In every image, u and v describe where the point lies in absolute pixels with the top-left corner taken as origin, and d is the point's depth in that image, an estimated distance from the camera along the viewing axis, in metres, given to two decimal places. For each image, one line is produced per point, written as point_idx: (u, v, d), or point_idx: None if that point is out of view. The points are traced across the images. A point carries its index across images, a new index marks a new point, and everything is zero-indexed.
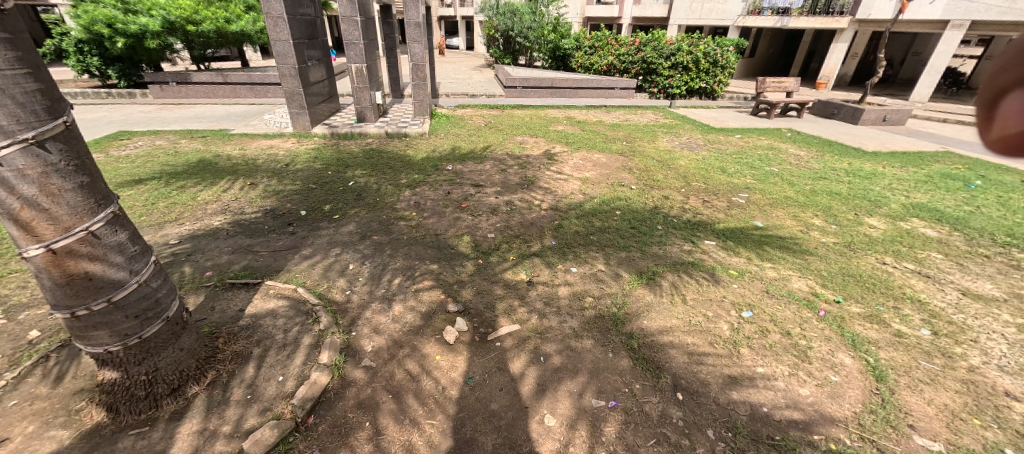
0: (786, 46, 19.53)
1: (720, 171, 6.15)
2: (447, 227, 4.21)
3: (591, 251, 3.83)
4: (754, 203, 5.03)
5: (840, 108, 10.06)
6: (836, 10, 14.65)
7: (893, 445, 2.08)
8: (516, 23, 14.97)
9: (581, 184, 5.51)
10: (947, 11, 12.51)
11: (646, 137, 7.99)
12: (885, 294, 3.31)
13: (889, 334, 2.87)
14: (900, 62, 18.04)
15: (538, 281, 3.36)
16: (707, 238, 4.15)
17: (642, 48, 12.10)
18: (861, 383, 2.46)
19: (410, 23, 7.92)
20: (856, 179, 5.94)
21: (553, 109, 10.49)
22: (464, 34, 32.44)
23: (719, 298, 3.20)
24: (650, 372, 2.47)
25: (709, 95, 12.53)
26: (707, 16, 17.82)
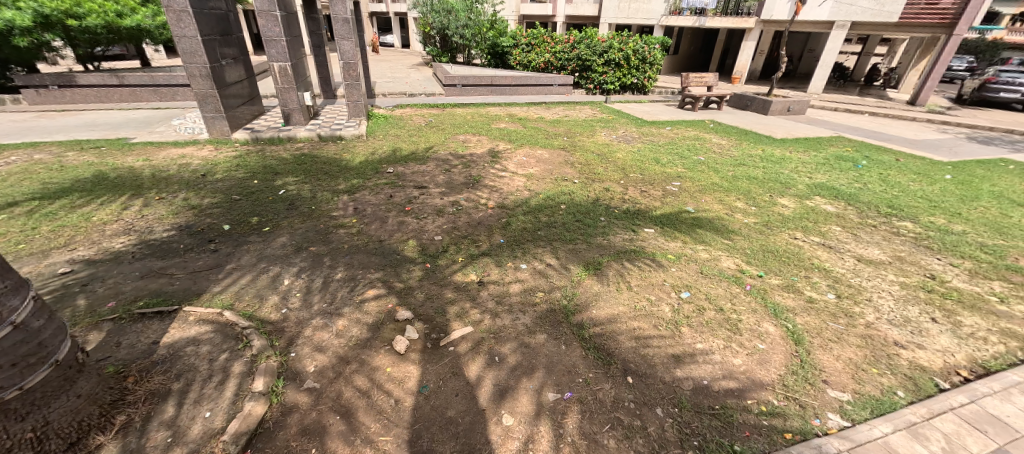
0: (705, 44, 21.19)
1: (654, 162, 6.52)
2: (391, 232, 4.04)
3: (539, 246, 3.88)
4: (685, 190, 5.40)
5: (752, 100, 11.12)
6: (745, 11, 16.13)
7: (812, 400, 2.34)
8: (451, 21, 14.79)
9: (526, 181, 5.56)
10: (833, 13, 14.31)
11: (585, 132, 8.26)
12: (798, 265, 3.72)
13: (803, 301, 3.22)
14: (798, 58, 20.32)
15: (489, 281, 3.34)
16: (647, 226, 4.38)
17: (577, 45, 12.50)
18: (783, 347, 2.73)
19: (337, 19, 7.46)
20: (768, 164, 6.59)
21: (495, 106, 10.50)
22: (399, 31, 31.46)
23: (660, 282, 3.40)
24: (602, 360, 2.56)
25: (640, 90, 13.23)
26: (634, 16, 18.80)
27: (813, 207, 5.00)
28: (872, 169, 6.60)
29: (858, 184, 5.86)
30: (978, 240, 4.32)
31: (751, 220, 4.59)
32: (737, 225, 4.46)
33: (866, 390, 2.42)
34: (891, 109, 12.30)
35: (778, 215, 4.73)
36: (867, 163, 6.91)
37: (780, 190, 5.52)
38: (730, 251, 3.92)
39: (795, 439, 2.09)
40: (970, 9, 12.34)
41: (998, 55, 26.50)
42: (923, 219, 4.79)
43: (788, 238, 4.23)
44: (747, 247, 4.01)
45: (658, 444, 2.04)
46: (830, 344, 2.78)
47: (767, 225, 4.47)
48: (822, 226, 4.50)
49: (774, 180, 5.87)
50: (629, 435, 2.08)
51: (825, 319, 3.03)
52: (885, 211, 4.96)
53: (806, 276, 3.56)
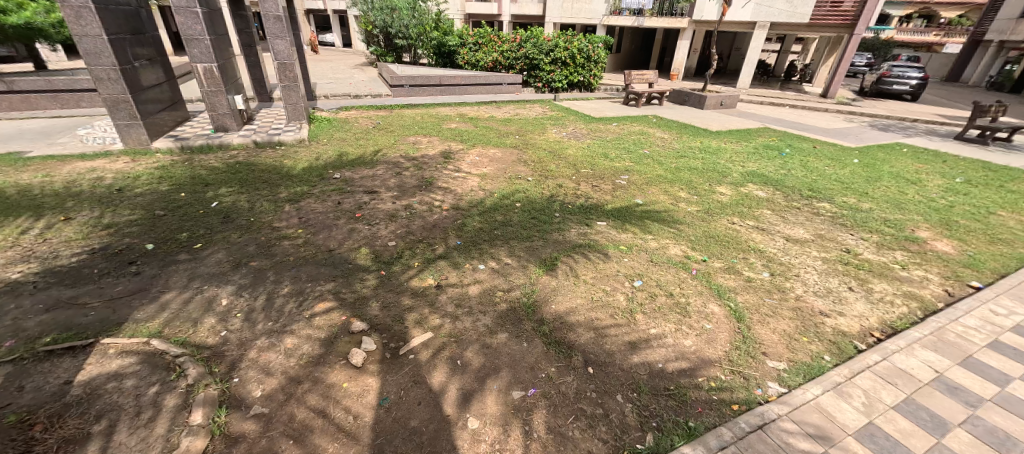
0: (644, 43, 22.24)
1: (603, 157, 6.74)
2: (341, 241, 3.85)
3: (496, 245, 3.88)
4: (633, 183, 5.64)
5: (689, 96, 11.83)
6: (678, 12, 17.11)
7: (754, 372, 2.53)
8: (395, 20, 14.36)
9: (480, 180, 5.54)
10: (754, 14, 15.50)
11: (536, 130, 8.37)
12: (736, 248, 4.01)
13: (742, 281, 3.48)
14: (727, 56, 21.92)
15: (448, 284, 3.29)
16: (600, 220, 4.52)
17: (523, 44, 12.64)
18: (726, 326, 2.93)
19: (268, 16, 6.98)
20: (707, 155, 7.05)
21: (445, 106, 10.35)
22: (339, 30, 30.08)
23: (614, 273, 3.52)
24: (563, 353, 2.61)
25: (587, 88, 13.62)
26: (577, 15, 19.33)
27: (747, 194, 5.41)
28: (795, 156, 7.27)
29: (784, 170, 6.43)
30: (883, 216, 4.89)
31: (693, 208, 4.89)
32: (681, 214, 4.72)
33: (798, 358, 2.67)
34: (807, 102, 13.62)
35: (717, 202, 5.07)
36: (790, 151, 7.60)
37: (718, 179, 5.91)
38: (677, 239, 4.15)
39: (741, 410, 2.26)
40: (866, 10, 13.93)
41: (889, 52, 30.31)
42: (839, 199, 5.35)
43: (727, 223, 4.55)
44: (691, 233, 4.27)
45: (620, 429, 2.12)
46: (767, 318, 3.04)
47: (708, 213, 4.77)
48: (755, 211, 4.89)
49: (712, 170, 6.29)
50: (593, 424, 2.14)
51: (761, 295, 3.30)
52: (807, 194, 5.48)
53: (744, 258, 3.85)
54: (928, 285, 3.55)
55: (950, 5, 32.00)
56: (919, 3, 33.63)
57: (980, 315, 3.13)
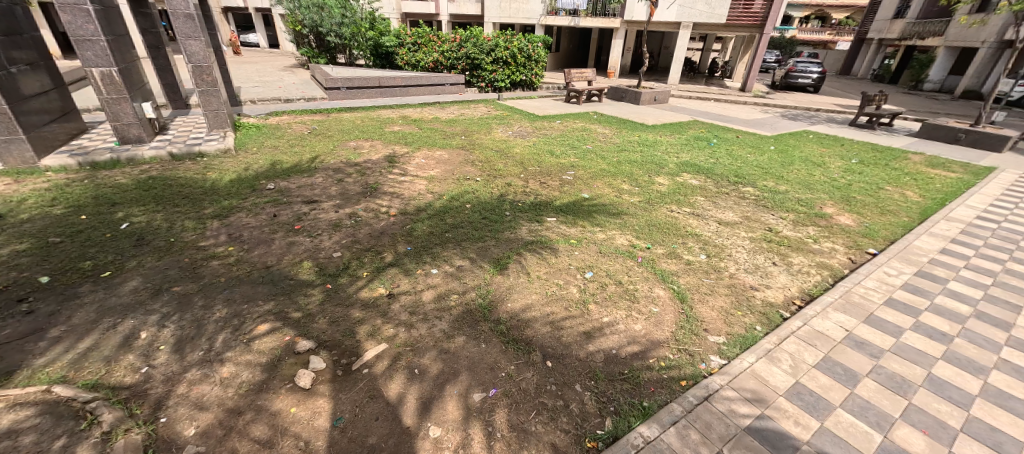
0: (581, 42, 23.00)
1: (549, 154, 6.89)
2: (279, 256, 3.59)
3: (448, 248, 3.83)
4: (579, 178, 5.82)
5: (626, 92, 12.44)
6: (611, 12, 17.88)
7: (698, 347, 2.73)
8: (325, 19, 13.61)
9: (427, 183, 5.42)
10: (679, 15, 16.59)
11: (482, 130, 8.35)
12: (676, 234, 4.28)
13: (682, 264, 3.73)
14: (657, 54, 23.32)
15: (400, 292, 3.19)
16: (550, 216, 4.61)
17: (464, 44, 12.56)
18: (671, 307, 3.13)
19: (177, 14, 6.29)
20: (645, 148, 7.46)
21: (386, 109, 10.01)
22: (263, 30, 28.00)
23: (566, 266, 3.61)
24: (521, 350, 2.63)
25: (529, 87, 13.82)
26: (515, 15, 19.56)
27: (682, 183, 5.80)
28: (721, 146, 7.91)
29: (713, 159, 6.97)
30: (797, 196, 5.47)
31: (635, 199, 5.15)
32: (625, 205, 4.95)
33: (735, 330, 2.91)
34: (729, 96, 14.84)
35: (657, 192, 5.39)
36: (717, 141, 8.25)
37: (656, 170, 6.27)
38: (622, 229, 4.34)
39: (689, 385, 2.42)
40: (772, 11, 15.58)
41: (793, 50, 33.89)
42: (760, 183, 5.89)
43: (666, 211, 4.84)
44: (635, 223, 4.49)
45: (580, 418, 2.18)
46: (706, 297, 3.28)
47: (649, 203, 5.05)
48: (690, 198, 5.25)
49: (650, 161, 6.66)
50: (554, 416, 2.18)
51: (700, 276, 3.56)
52: (734, 180, 5.98)
53: (683, 242, 4.12)
54: (835, 255, 4.02)
55: (839, 7, 36.53)
56: (815, 5, 37.96)
57: (877, 277, 3.61)
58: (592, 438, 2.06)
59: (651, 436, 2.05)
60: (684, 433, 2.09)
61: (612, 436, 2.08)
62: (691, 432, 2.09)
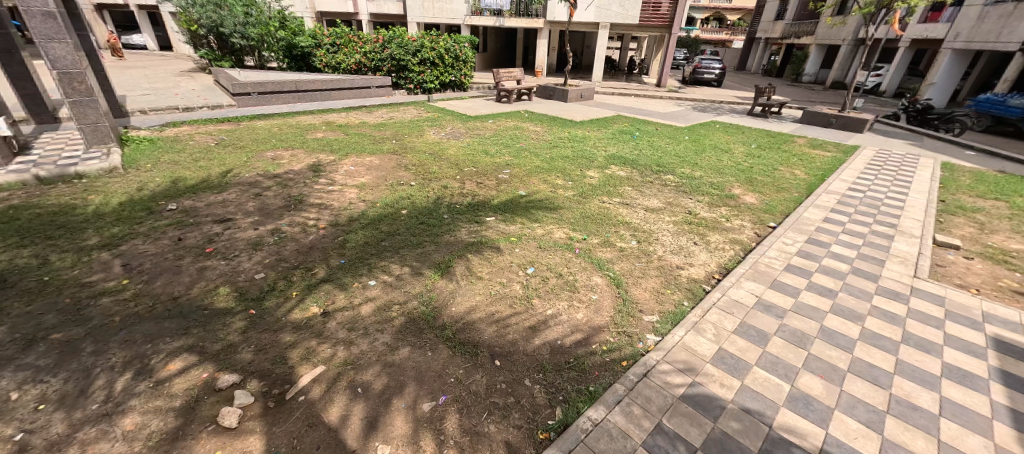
0: (508, 41, 23.30)
1: (484, 154, 6.90)
2: (189, 284, 3.19)
3: (386, 258, 3.68)
4: (515, 176, 5.90)
5: (554, 91, 12.86)
6: (534, 13, 18.33)
7: (635, 328, 2.91)
8: (225, 18, 12.28)
9: (358, 191, 5.15)
10: (598, 15, 17.41)
11: (413, 133, 8.13)
12: (609, 224, 4.52)
13: (616, 252, 3.95)
14: (580, 53, 24.38)
15: (336, 309, 3.00)
16: (489, 216, 4.62)
17: (387, 45, 12.11)
18: (609, 293, 3.30)
19: (32, 12, 5.29)
20: (575, 143, 7.76)
21: (307, 114, 9.34)
22: (150, 30, 24.70)
23: (508, 264, 3.65)
24: (468, 352, 2.61)
25: (459, 87, 13.70)
26: (439, 15, 19.33)
27: (611, 175, 6.13)
28: (644, 138, 8.49)
29: (636, 151, 7.46)
30: (710, 181, 6.04)
31: (569, 193, 5.35)
32: (560, 200, 5.12)
33: (666, 308, 3.15)
34: (647, 91, 15.96)
35: (589, 185, 5.64)
36: (640, 134, 8.85)
37: (587, 164, 6.56)
38: (559, 223, 4.48)
39: (630, 364, 2.57)
40: (678, 13, 17.03)
41: (698, 47, 37.36)
42: (680, 171, 6.41)
43: (599, 203, 5.09)
44: (570, 216, 4.66)
45: (531, 411, 2.22)
46: (639, 280, 3.50)
47: (583, 196, 5.27)
48: (619, 189, 5.57)
49: (581, 156, 6.96)
50: (506, 414, 2.19)
51: (633, 261, 3.79)
52: (657, 169, 6.45)
53: (616, 231, 4.36)
54: (744, 231, 4.52)
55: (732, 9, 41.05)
56: (713, 8, 42.28)
57: (778, 247, 4.11)
58: (544, 430, 2.11)
59: (598, 418, 2.15)
60: (629, 410, 2.21)
61: (564, 423, 2.14)
62: (634, 408, 2.23)
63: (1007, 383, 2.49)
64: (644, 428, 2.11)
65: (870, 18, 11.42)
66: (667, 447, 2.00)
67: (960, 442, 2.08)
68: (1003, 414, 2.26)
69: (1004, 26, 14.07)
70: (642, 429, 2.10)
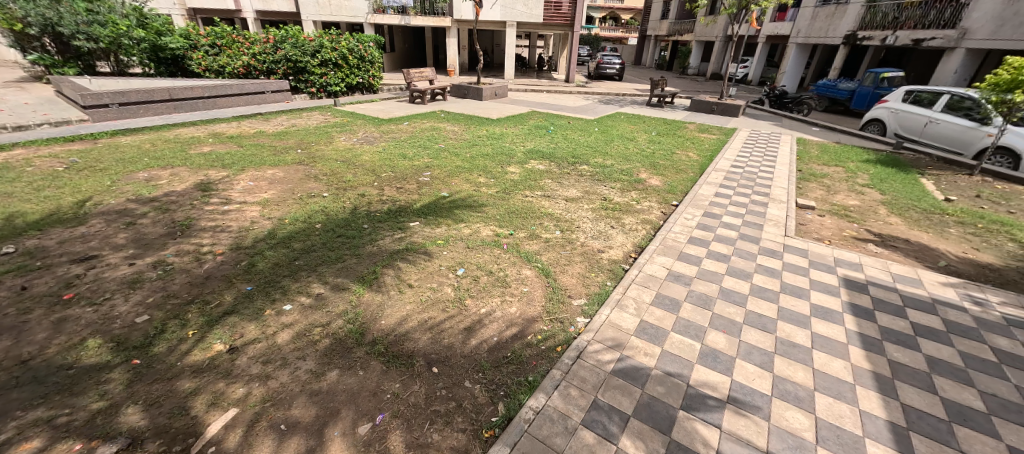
0: (416, 41, 22.75)
1: (401, 158, 6.66)
2: (44, 342, 2.60)
3: (301, 277, 3.37)
4: (436, 178, 5.80)
5: (468, 90, 12.86)
6: (440, 11, 18.09)
7: (565, 313, 3.05)
8: (63, 15, 10.18)
9: (261, 209, 4.64)
10: (503, 14, 17.72)
11: (320, 140, 7.54)
12: (533, 217, 4.65)
13: (543, 243, 4.08)
14: (491, 51, 24.70)
15: (247, 343, 2.67)
16: (413, 220, 4.47)
17: (280, 45, 11.04)
18: (539, 283, 3.41)
19: None
20: (494, 141, 7.85)
21: (187, 126, 8.15)
22: None
23: (437, 268, 3.57)
24: (403, 364, 2.51)
25: (369, 89, 13.05)
26: (337, 13, 18.28)
27: (531, 169, 6.31)
28: (558, 132, 8.88)
29: (553, 144, 7.79)
30: (620, 168, 6.53)
31: (492, 190, 5.40)
32: (484, 197, 5.15)
33: (591, 291, 3.34)
34: (557, 86, 16.71)
35: (511, 181, 5.75)
36: (554, 128, 9.24)
37: (507, 161, 6.68)
38: (485, 221, 4.50)
39: (563, 348, 2.69)
40: (577, 12, 18.07)
41: (599, 45, 40.10)
42: (593, 161, 6.84)
43: (522, 197, 5.21)
44: (495, 213, 4.70)
45: (474, 412, 2.21)
46: (566, 267, 3.67)
47: (506, 192, 5.35)
48: (540, 182, 5.77)
49: (501, 153, 7.06)
50: (448, 420, 2.15)
51: (558, 250, 3.95)
52: (572, 160, 6.80)
53: (541, 223, 4.51)
54: (653, 211, 4.96)
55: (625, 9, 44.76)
56: (608, 8, 45.83)
57: (681, 223, 4.59)
58: (489, 428, 2.11)
59: (539, 406, 2.21)
60: (566, 393, 2.31)
61: (507, 418, 2.16)
62: (571, 390, 2.33)
63: (855, 313, 3.09)
64: (581, 406, 2.22)
65: (735, 17, 13.21)
66: (603, 420, 2.14)
67: (827, 366, 2.54)
68: (855, 339, 2.80)
69: (829, 24, 17.24)
70: (580, 408, 2.21)
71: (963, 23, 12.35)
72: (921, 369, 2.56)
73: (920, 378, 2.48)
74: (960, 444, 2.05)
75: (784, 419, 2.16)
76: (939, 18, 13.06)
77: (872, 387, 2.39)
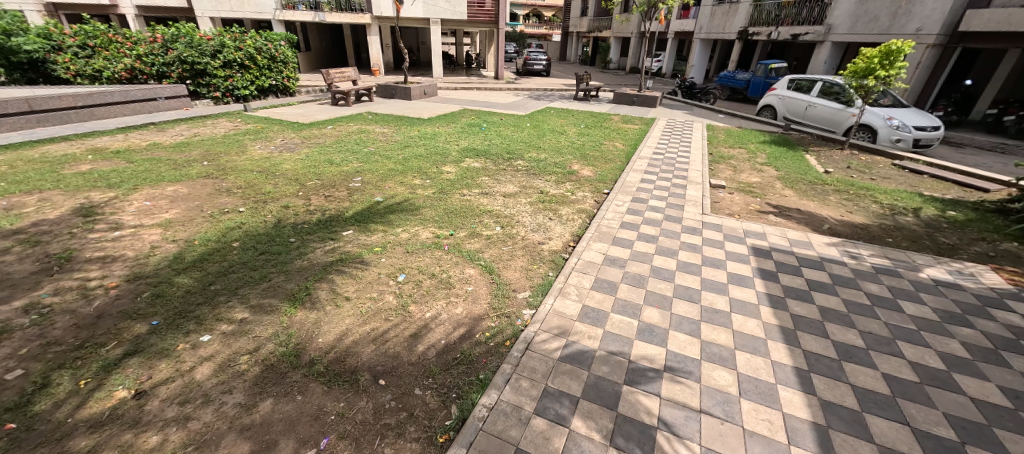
0: (334, 38, 21.31)
1: (328, 164, 6.26)
2: None
3: (220, 303, 3.04)
4: (368, 183, 5.53)
5: (395, 90, 12.41)
6: (357, 7, 17.18)
7: (510, 307, 3.09)
8: None
9: (163, 231, 4.09)
10: (425, 11, 17.29)
11: (231, 150, 6.82)
12: (472, 215, 4.63)
13: (484, 240, 4.09)
14: (417, 49, 24.08)
15: (158, 384, 2.35)
16: (345, 229, 4.23)
17: (171, 45, 9.78)
18: (483, 281, 3.41)
19: None
20: (426, 141, 7.68)
21: (57, 142, 6.91)
22: None
23: (376, 276, 3.42)
24: (347, 381, 2.38)
25: (283, 91, 12.11)
26: (240, 9, 16.51)
27: (467, 167, 6.27)
28: (491, 129, 8.91)
29: (487, 141, 7.81)
30: (553, 161, 6.73)
31: (429, 191, 5.29)
32: (421, 200, 5.02)
33: (535, 282, 3.42)
34: (487, 84, 16.74)
35: (447, 180, 5.67)
36: (487, 125, 9.25)
37: (442, 160, 6.57)
38: (424, 224, 4.40)
39: (512, 342, 2.73)
40: (500, 10, 18.24)
41: (525, 41, 40.77)
42: (528, 156, 6.97)
43: (460, 196, 5.16)
44: (433, 215, 4.61)
45: (427, 419, 2.16)
46: (509, 262, 3.71)
47: (443, 192, 5.27)
48: (477, 180, 5.75)
49: (435, 153, 6.92)
50: (401, 431, 2.08)
51: (500, 246, 3.98)
52: (507, 156, 6.88)
53: (481, 221, 4.51)
54: (586, 201, 5.19)
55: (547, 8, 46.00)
56: (531, 5, 46.89)
57: (613, 210, 4.86)
58: (444, 432, 2.08)
59: (492, 402, 2.22)
60: (517, 385, 2.35)
61: (461, 419, 2.14)
62: (522, 382, 2.37)
63: (763, 276, 3.51)
64: (533, 396, 2.27)
65: (646, 15, 14.17)
66: (555, 406, 2.20)
67: (744, 327, 2.86)
68: (764, 299, 3.19)
69: (726, 21, 19.21)
70: (532, 397, 2.26)
71: (828, 20, 14.43)
72: (816, 318, 2.99)
73: (815, 325, 2.90)
74: (848, 378, 2.43)
75: (712, 378, 2.40)
76: (810, 16, 15.12)
77: (779, 339, 2.74)
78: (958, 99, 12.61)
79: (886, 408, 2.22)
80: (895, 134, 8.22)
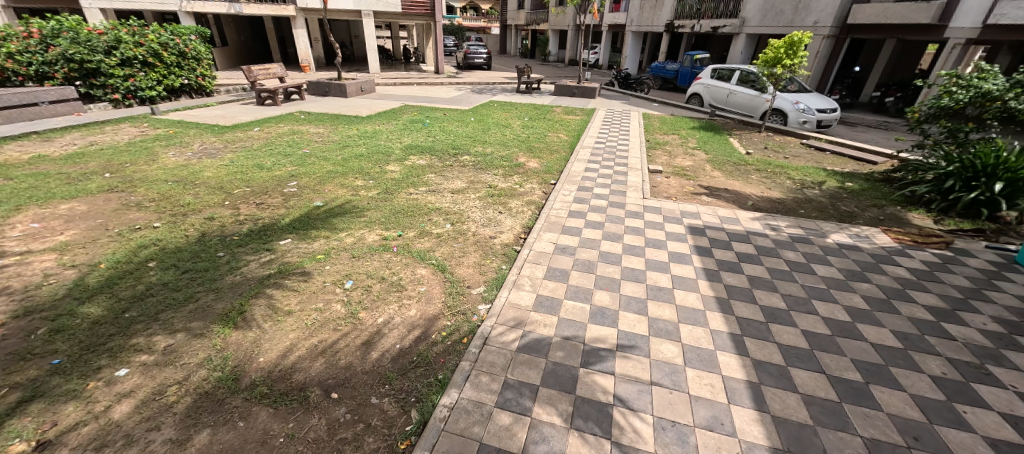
0: (253, 31, 19.52)
1: (258, 168, 5.79)
2: None
3: (139, 331, 2.71)
4: (305, 187, 5.19)
5: (329, 87, 11.71)
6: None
7: (466, 304, 3.07)
8: None
9: (59, 256, 3.55)
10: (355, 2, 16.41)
11: (138, 159, 6.05)
12: (420, 214, 4.52)
13: (434, 239, 4.01)
14: (349, 43, 22.86)
15: (66, 430, 2.05)
16: (283, 238, 3.95)
17: (52, 42, 8.44)
18: (436, 281, 3.35)
19: None
20: (366, 140, 7.33)
21: None
22: None
23: (321, 285, 3.24)
24: (295, 399, 2.23)
25: (198, 91, 10.96)
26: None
27: (412, 165, 6.09)
28: (434, 124, 8.71)
29: (432, 137, 7.62)
30: (499, 155, 6.73)
31: (372, 192, 5.07)
32: (365, 201, 4.80)
33: (488, 277, 3.42)
34: (428, 78, 16.33)
35: (391, 180, 5.47)
36: (430, 121, 9.04)
37: (384, 159, 6.32)
38: (369, 226, 4.22)
39: (469, 338, 2.71)
40: (436, 3, 17.80)
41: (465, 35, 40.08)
42: (474, 150, 6.91)
43: (407, 196, 5.00)
44: (379, 216, 4.43)
45: (386, 427, 2.09)
46: (461, 259, 3.67)
47: (388, 192, 5.07)
48: (423, 178, 5.60)
49: (377, 152, 6.64)
50: (358, 444, 1.99)
51: (451, 244, 3.93)
52: (453, 152, 6.77)
53: (430, 219, 4.41)
54: (534, 192, 5.26)
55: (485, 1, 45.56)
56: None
57: (561, 200, 4.97)
58: (405, 438, 2.02)
59: (453, 401, 2.20)
60: (477, 381, 2.34)
61: (422, 422, 2.10)
62: (482, 377, 2.37)
63: (699, 253, 3.78)
64: (494, 389, 2.28)
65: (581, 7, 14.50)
66: (516, 397, 2.23)
67: (685, 301, 3.07)
68: (700, 274, 3.44)
69: (654, 15, 20.24)
70: (492, 391, 2.27)
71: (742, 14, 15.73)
72: (745, 286, 3.28)
73: (745, 293, 3.18)
74: (774, 337, 2.71)
75: (659, 352, 2.56)
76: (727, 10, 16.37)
77: (716, 310, 2.97)
78: (850, 84, 14.33)
79: (805, 360, 2.51)
80: (802, 117, 9.22)
